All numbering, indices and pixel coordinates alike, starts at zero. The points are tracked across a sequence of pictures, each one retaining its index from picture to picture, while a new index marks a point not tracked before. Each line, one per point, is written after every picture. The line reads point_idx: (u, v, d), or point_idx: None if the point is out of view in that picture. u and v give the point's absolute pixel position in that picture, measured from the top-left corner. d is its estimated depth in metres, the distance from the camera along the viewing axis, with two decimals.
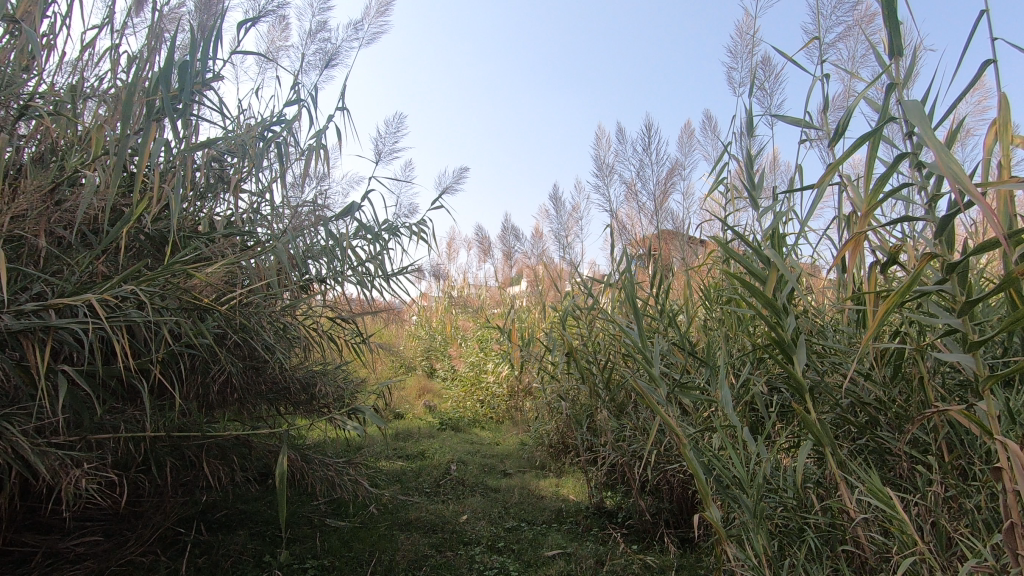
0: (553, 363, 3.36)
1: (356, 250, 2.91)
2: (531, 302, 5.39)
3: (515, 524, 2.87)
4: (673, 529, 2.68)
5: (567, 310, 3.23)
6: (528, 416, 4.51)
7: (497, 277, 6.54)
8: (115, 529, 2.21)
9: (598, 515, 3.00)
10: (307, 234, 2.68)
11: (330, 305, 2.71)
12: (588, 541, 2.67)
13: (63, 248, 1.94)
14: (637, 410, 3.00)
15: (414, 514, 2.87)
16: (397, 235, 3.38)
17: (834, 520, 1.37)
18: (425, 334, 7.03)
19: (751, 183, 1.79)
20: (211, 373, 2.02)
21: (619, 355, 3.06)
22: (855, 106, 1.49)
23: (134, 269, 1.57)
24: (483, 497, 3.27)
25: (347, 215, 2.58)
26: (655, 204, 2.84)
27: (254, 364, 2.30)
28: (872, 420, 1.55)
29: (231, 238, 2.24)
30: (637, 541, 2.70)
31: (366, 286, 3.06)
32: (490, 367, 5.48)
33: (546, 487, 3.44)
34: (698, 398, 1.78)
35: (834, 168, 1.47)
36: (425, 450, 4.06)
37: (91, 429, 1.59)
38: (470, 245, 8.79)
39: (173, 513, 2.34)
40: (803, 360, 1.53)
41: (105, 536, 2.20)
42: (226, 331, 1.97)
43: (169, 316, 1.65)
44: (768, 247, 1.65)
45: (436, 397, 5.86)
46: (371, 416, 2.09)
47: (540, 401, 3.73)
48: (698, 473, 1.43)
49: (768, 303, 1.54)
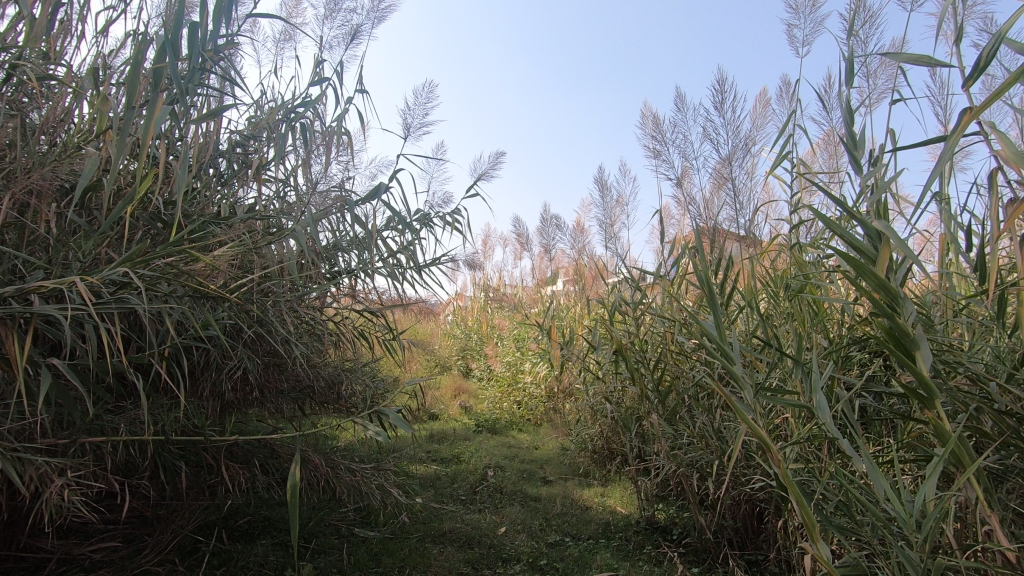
0: (599, 363, 3.09)
1: (386, 241, 2.72)
2: (571, 299, 5.12)
3: (559, 539, 2.61)
4: (739, 550, 2.37)
5: (615, 305, 2.94)
6: (568, 419, 4.24)
7: (535, 273, 6.27)
8: (135, 534, 2.08)
9: (651, 531, 2.71)
10: (333, 223, 2.50)
11: (359, 299, 2.51)
12: (641, 561, 2.40)
13: (71, 233, 1.81)
14: (693, 416, 2.70)
15: (448, 525, 2.64)
16: (430, 227, 3.17)
17: (984, 564, 1.06)
18: (461, 333, 6.85)
19: (850, 142, 1.50)
20: (227, 368, 1.84)
21: (672, 353, 2.77)
22: (1009, 30, 1.20)
23: (129, 248, 1.37)
24: (522, 506, 3.02)
25: (374, 198, 2.38)
26: (717, 182, 2.55)
27: (276, 362, 2.11)
28: (1020, 431, 1.23)
29: (250, 223, 2.08)
30: (696, 563, 2.41)
31: (397, 278, 2.86)
32: (527, 367, 5.21)
33: (591, 497, 3.16)
34: (789, 403, 1.39)
35: (978, 112, 1.17)
36: (460, 454, 3.85)
37: (87, 431, 1.42)
38: (506, 242, 8.56)
39: (194, 519, 2.20)
40: (930, 357, 1.24)
41: (124, 543, 2.07)
42: (240, 323, 1.78)
43: (172, 303, 1.44)
44: (879, 218, 1.37)
45: (473, 397, 5.65)
46: (394, 418, 1.90)
47: (582, 403, 3.46)
48: (806, 502, 1.11)
49: (883, 287, 1.27)
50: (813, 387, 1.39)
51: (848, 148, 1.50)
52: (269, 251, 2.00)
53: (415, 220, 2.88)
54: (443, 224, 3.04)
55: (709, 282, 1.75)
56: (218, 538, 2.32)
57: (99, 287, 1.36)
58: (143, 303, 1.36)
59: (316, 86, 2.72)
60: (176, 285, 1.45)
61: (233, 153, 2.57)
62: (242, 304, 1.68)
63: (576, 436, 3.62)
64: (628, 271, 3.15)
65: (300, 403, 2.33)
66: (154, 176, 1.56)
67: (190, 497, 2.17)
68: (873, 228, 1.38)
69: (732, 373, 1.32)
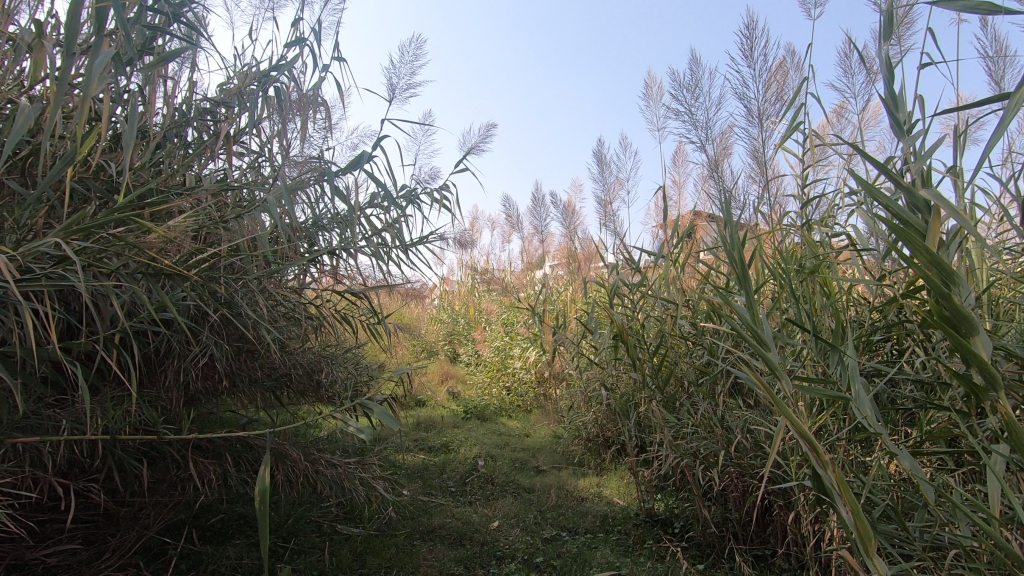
0: (596, 348, 2.94)
1: (369, 218, 2.52)
2: (563, 281, 4.96)
3: (555, 534, 2.47)
4: (745, 545, 2.25)
5: (614, 288, 2.78)
6: (561, 406, 4.10)
7: (524, 256, 6.11)
8: (97, 534, 1.92)
9: (651, 523, 2.58)
10: (311, 196, 2.29)
11: (340, 280, 2.32)
12: (643, 557, 2.27)
13: (8, 203, 1.59)
14: (695, 404, 2.56)
15: (438, 520, 2.48)
16: (417, 204, 2.97)
17: None
18: (448, 318, 6.67)
19: (892, 101, 1.33)
20: (189, 356, 1.65)
21: (674, 338, 2.62)
22: None
23: (63, 215, 1.15)
24: (515, 498, 2.88)
25: (356, 167, 2.17)
26: (727, 155, 2.36)
27: (246, 348, 1.91)
28: None
29: (217, 194, 1.86)
30: (699, 558, 2.29)
31: (383, 258, 2.67)
32: (517, 352, 5.08)
33: (587, 487, 3.02)
34: (825, 394, 1.20)
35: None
36: (449, 443, 3.69)
37: (18, 431, 1.22)
38: (495, 224, 8.35)
39: (161, 518, 2.03)
40: (991, 343, 1.10)
41: (84, 544, 1.91)
42: (203, 304, 1.57)
43: (117, 282, 1.23)
44: (928, 185, 1.21)
45: (460, 382, 5.49)
46: (381, 414, 1.67)
47: (576, 390, 3.32)
48: (861, 511, 0.93)
49: (935, 262, 1.12)
50: (851, 377, 1.23)
51: (890, 107, 1.33)
52: (237, 224, 1.79)
53: (401, 196, 2.68)
54: (431, 201, 2.85)
55: (738, 258, 1.55)
56: (188, 540, 2.14)
57: (26, 262, 1.16)
58: (80, 281, 1.16)
59: (291, 48, 2.49)
60: (124, 260, 1.25)
61: (202, 120, 2.35)
62: (204, 282, 1.48)
63: (569, 424, 3.48)
64: (626, 252, 2.99)
65: (276, 393, 2.14)
66: (97, 134, 1.36)
67: (156, 495, 1.99)
68: (921, 198, 1.22)
69: (769, 360, 1.13)
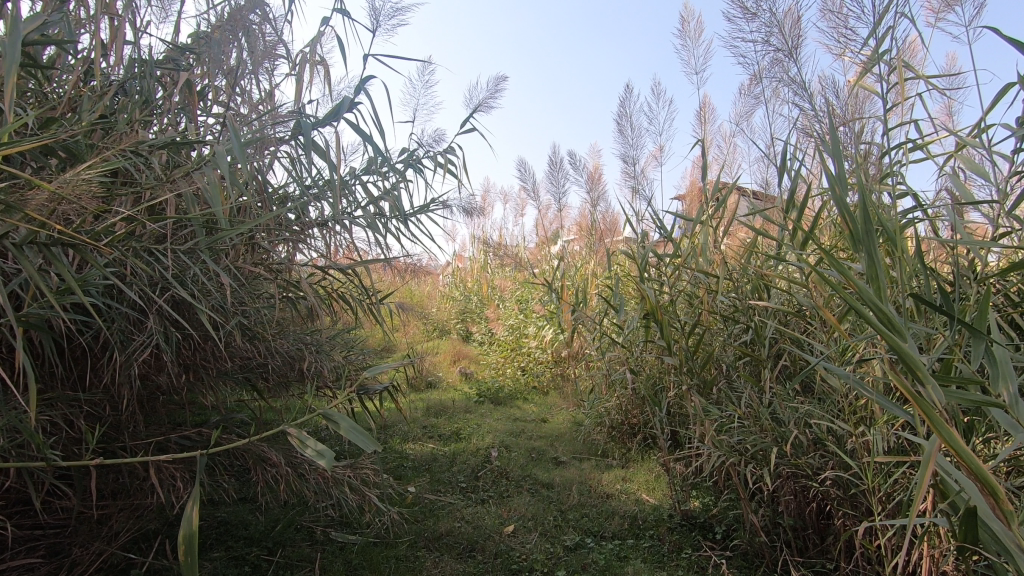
0: (620, 328, 2.61)
1: (363, 184, 2.20)
2: (581, 255, 4.60)
3: (578, 540, 2.17)
4: (800, 556, 1.93)
5: (643, 259, 2.43)
6: (580, 390, 3.78)
7: (539, 229, 5.75)
8: (60, 546, 1.67)
9: (688, 526, 2.27)
10: (291, 157, 1.98)
11: (326, 256, 2.00)
12: (681, 570, 1.96)
13: None
14: (737, 392, 2.22)
15: (446, 524, 2.20)
16: (419, 169, 2.63)
17: None
18: (460, 295, 6.34)
19: None
20: (131, 346, 1.35)
21: (712, 316, 2.28)
22: None
23: None
24: (532, 495, 2.59)
25: (338, 117, 1.83)
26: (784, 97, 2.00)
27: (209, 336, 1.61)
28: None
29: (163, 149, 1.55)
30: (747, 570, 1.98)
31: (379, 230, 2.35)
32: (531, 331, 4.80)
33: (612, 482, 2.71)
34: (969, 402, 0.90)
35: None
36: (461, 430, 3.41)
37: None
38: (508, 197, 7.97)
39: (131, 528, 1.77)
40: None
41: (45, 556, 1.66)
42: (137, 283, 1.26)
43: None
44: None
45: (473, 363, 5.19)
46: (344, 429, 1.23)
47: (597, 373, 3.01)
48: None
49: None
50: (1004, 377, 0.91)
51: None
52: (187, 185, 1.47)
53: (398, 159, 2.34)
54: (434, 165, 2.51)
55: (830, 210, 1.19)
56: (161, 552, 1.88)
57: None
58: None
59: None
60: (5, 227, 0.95)
61: (161, 73, 2.03)
62: (130, 255, 1.17)
63: (591, 410, 3.16)
64: (655, 219, 2.62)
65: (252, 386, 1.85)
66: None
67: (121, 502, 1.73)
68: None
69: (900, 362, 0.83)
